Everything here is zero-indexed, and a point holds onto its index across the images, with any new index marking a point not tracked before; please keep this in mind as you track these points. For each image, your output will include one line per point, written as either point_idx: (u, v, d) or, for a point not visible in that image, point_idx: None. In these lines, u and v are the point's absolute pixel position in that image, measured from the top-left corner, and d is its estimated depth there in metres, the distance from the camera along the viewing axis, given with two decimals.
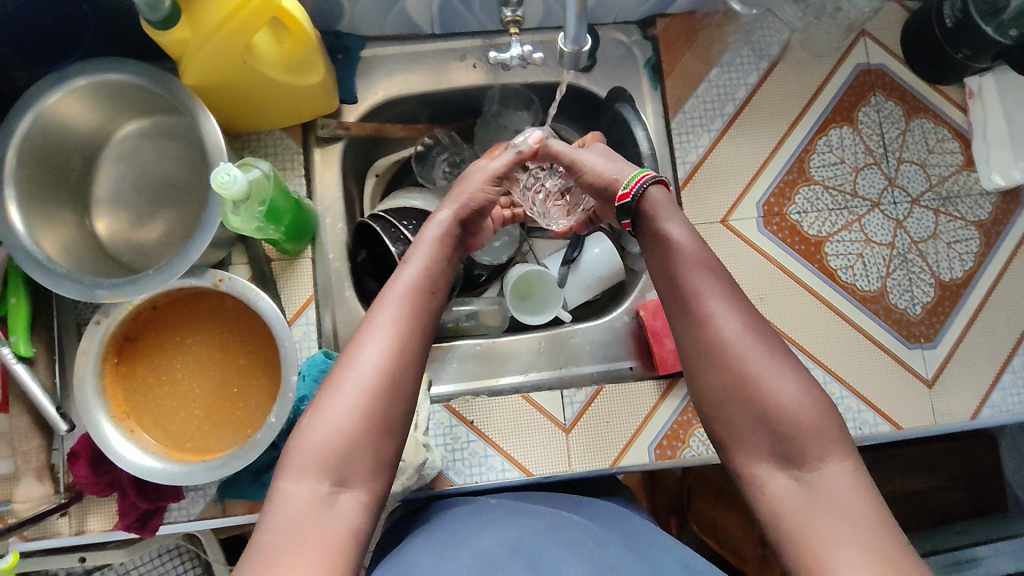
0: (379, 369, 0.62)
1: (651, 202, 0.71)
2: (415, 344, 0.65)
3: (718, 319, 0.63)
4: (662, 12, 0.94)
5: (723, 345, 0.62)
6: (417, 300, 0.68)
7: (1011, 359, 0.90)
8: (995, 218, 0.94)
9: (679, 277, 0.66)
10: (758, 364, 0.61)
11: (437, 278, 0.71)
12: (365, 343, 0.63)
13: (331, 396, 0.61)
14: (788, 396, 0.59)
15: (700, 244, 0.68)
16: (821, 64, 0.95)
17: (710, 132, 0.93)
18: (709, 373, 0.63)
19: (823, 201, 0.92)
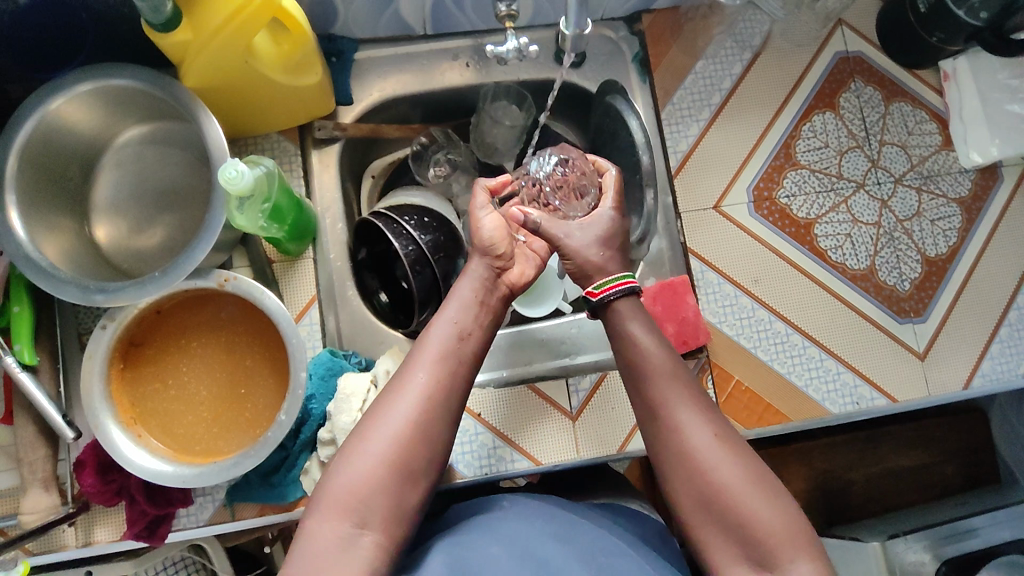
0: (409, 418, 0.58)
1: (620, 308, 0.71)
2: (452, 388, 0.61)
3: (686, 429, 0.63)
4: (647, 7, 0.97)
5: (695, 457, 0.62)
6: (456, 345, 0.64)
7: (998, 329, 0.93)
8: (975, 194, 0.97)
9: (647, 385, 0.67)
10: (732, 474, 0.61)
11: (477, 320, 0.67)
12: (397, 390, 0.60)
13: (360, 443, 0.58)
14: (759, 505, 0.59)
15: (665, 351, 0.68)
16: (802, 53, 0.98)
17: (699, 122, 0.95)
18: (680, 486, 0.63)
19: (811, 184, 0.95)
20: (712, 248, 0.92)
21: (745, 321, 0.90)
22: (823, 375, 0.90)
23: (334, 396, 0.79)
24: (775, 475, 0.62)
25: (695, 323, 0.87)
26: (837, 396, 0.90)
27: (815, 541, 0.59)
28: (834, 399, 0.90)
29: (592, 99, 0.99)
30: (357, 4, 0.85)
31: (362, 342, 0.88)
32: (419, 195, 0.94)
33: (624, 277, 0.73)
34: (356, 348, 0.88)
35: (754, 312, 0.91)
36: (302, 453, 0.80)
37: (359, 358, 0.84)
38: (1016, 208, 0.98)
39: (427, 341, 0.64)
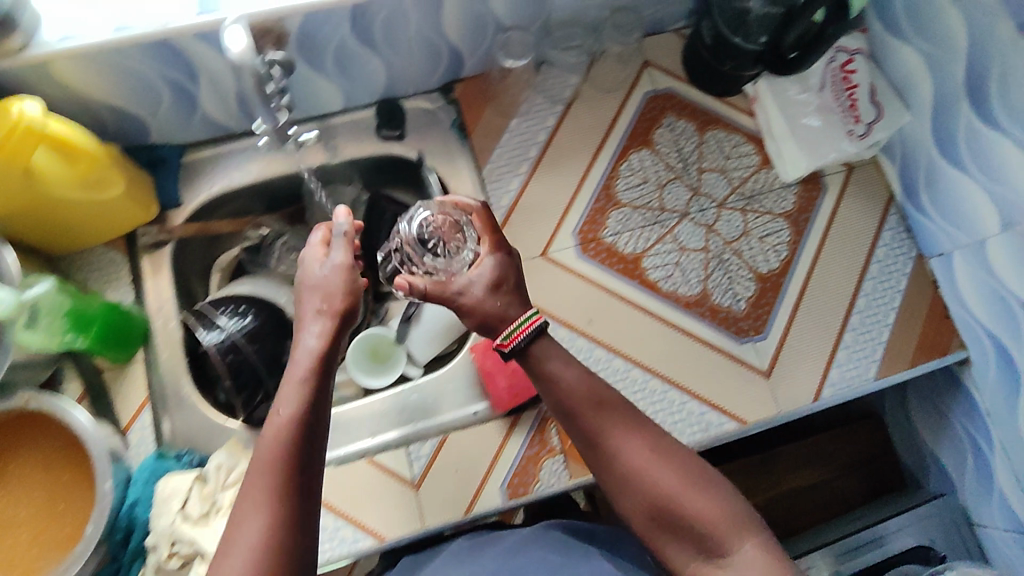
0: (263, 539, 0.56)
1: (534, 348, 0.72)
2: (293, 497, 0.58)
3: (623, 450, 0.67)
4: (457, 77, 1.01)
5: (636, 474, 0.66)
6: (288, 448, 0.59)
7: (842, 336, 0.95)
8: (799, 207, 1.00)
9: (578, 417, 0.69)
10: (671, 480, 0.65)
11: (315, 415, 0.62)
12: (246, 508, 0.57)
13: (228, 561, 0.55)
14: (702, 503, 0.64)
15: (586, 377, 0.71)
16: (612, 99, 1.02)
17: (518, 176, 0.99)
18: (628, 502, 0.67)
19: (635, 220, 0.97)
20: (544, 296, 0.93)
21: (584, 363, 0.90)
22: (667, 407, 0.89)
23: (154, 501, 0.79)
24: (711, 470, 0.67)
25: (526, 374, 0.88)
26: (685, 427, 0.89)
27: (757, 521, 0.65)
28: (682, 429, 0.89)
29: (414, 165, 1.02)
30: (163, 115, 0.88)
31: (201, 440, 0.87)
32: (249, 282, 0.96)
33: (527, 320, 0.72)
34: (193, 447, 0.86)
35: (592, 352, 0.91)
36: (133, 563, 0.79)
37: (191, 457, 0.85)
38: (843, 213, 1.00)
39: (265, 445, 0.60)
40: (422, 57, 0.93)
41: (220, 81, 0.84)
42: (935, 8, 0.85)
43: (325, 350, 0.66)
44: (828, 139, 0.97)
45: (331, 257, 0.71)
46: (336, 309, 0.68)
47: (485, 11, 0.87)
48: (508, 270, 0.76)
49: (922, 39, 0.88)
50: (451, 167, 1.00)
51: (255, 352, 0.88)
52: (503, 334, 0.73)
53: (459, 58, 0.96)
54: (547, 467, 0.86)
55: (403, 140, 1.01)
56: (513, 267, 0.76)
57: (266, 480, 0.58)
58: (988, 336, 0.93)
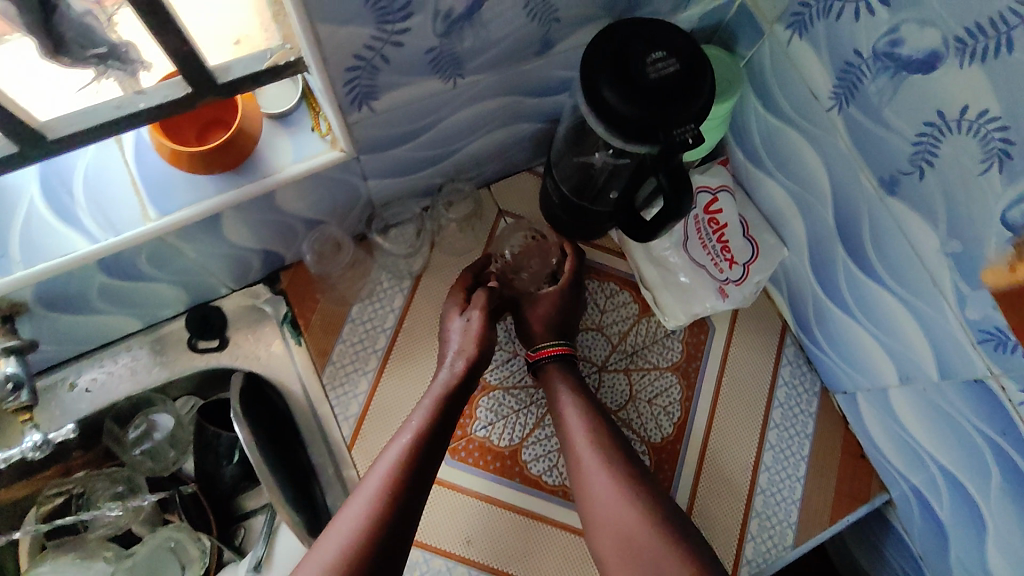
0: (358, 532, 0.66)
1: (549, 370, 0.82)
2: (399, 507, 0.69)
3: (594, 483, 0.75)
4: (281, 265, 0.87)
5: (607, 505, 0.73)
6: (412, 466, 0.71)
7: (753, 501, 0.86)
8: (688, 356, 0.90)
9: (569, 440, 0.79)
10: (632, 517, 0.72)
11: (437, 436, 0.74)
12: (352, 505, 0.69)
13: (322, 548, 0.66)
14: (659, 547, 0.69)
15: (591, 410, 0.80)
16: (466, 262, 0.90)
17: (367, 373, 0.85)
18: (598, 534, 0.73)
19: (507, 405, 0.86)
20: None
21: None
22: None
23: None
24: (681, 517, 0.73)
25: None
26: None
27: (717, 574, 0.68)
28: None
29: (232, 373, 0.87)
30: None
31: None
32: (49, 568, 0.79)
33: (562, 344, 0.83)
34: None
35: None
36: None
37: None
38: (736, 355, 0.91)
39: (387, 460, 0.72)
40: (226, 265, 0.79)
41: None
42: (790, 145, 0.76)
43: (459, 394, 0.77)
44: (698, 294, 0.87)
45: (451, 320, 0.83)
46: (470, 355, 0.79)
47: (286, 215, 0.74)
48: (567, 305, 0.85)
49: (784, 175, 0.79)
50: (288, 371, 0.86)
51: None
52: (536, 347, 0.83)
53: (273, 255, 0.82)
54: None
55: (225, 349, 0.86)
56: (572, 302, 0.86)
57: (365, 496, 0.69)
58: (905, 481, 0.84)
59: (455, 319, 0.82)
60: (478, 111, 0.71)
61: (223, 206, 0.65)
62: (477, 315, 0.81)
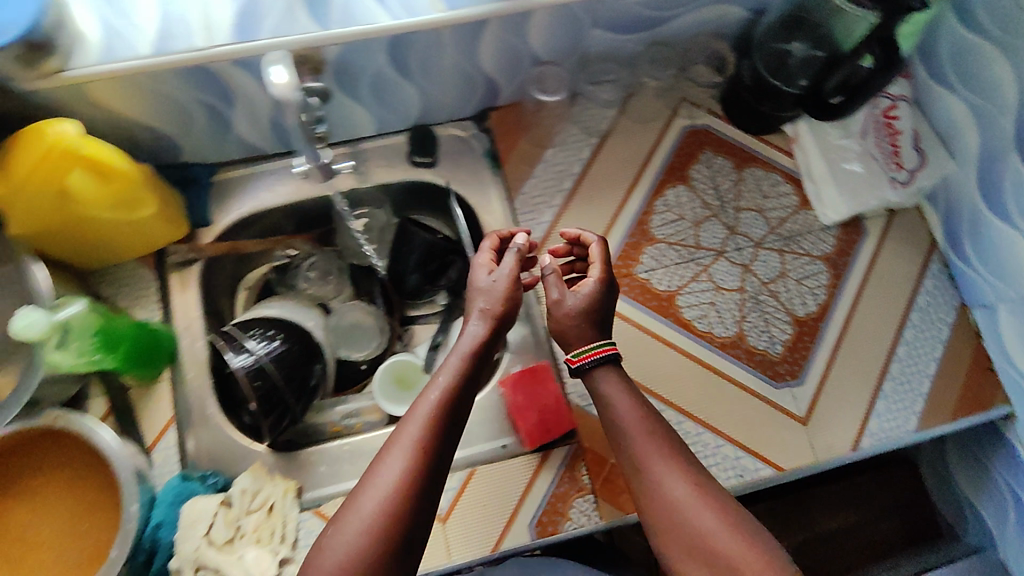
0: (393, 497, 0.60)
1: (597, 373, 0.74)
2: (433, 454, 0.63)
3: (664, 480, 0.67)
4: (492, 105, 1.00)
5: (676, 507, 0.65)
6: (446, 411, 0.66)
7: (882, 384, 0.92)
8: (839, 249, 0.97)
9: (631, 439, 0.70)
10: (709, 521, 0.64)
11: (464, 391, 0.68)
12: (385, 463, 0.62)
13: (352, 514, 0.61)
14: (739, 555, 0.62)
15: (645, 407, 0.72)
16: (649, 130, 1.01)
17: (552, 207, 0.98)
18: (667, 535, 0.65)
19: (668, 257, 0.95)
20: (577, 330, 0.92)
21: None
22: (701, 450, 0.88)
23: (179, 524, 0.78)
24: (758, 525, 0.65)
25: (557, 409, 0.89)
26: (719, 471, 0.87)
27: None
28: (716, 474, 0.87)
29: (448, 195, 1.01)
30: (196, 136, 0.88)
31: (225, 462, 0.86)
32: (279, 302, 0.95)
33: (604, 345, 0.75)
34: (218, 468, 0.86)
35: None
36: None
37: (216, 479, 0.84)
38: (885, 257, 0.98)
39: (415, 416, 0.65)
40: (458, 86, 0.92)
41: (255, 105, 0.84)
42: (983, 60, 0.85)
43: (487, 349, 0.72)
44: (870, 185, 0.96)
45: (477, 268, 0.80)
46: (495, 312, 0.74)
47: (524, 45, 0.87)
48: (603, 304, 0.78)
49: (969, 89, 0.88)
50: (483, 194, 0.99)
51: (278, 371, 0.86)
52: (574, 353, 0.76)
53: (494, 89, 0.95)
54: (575, 506, 0.86)
55: (434, 167, 1.00)
56: (599, 299, 0.78)
57: (398, 458, 0.62)
58: None
59: (482, 276, 0.77)
60: None
61: (492, 15, 0.78)
62: (506, 274, 0.77)
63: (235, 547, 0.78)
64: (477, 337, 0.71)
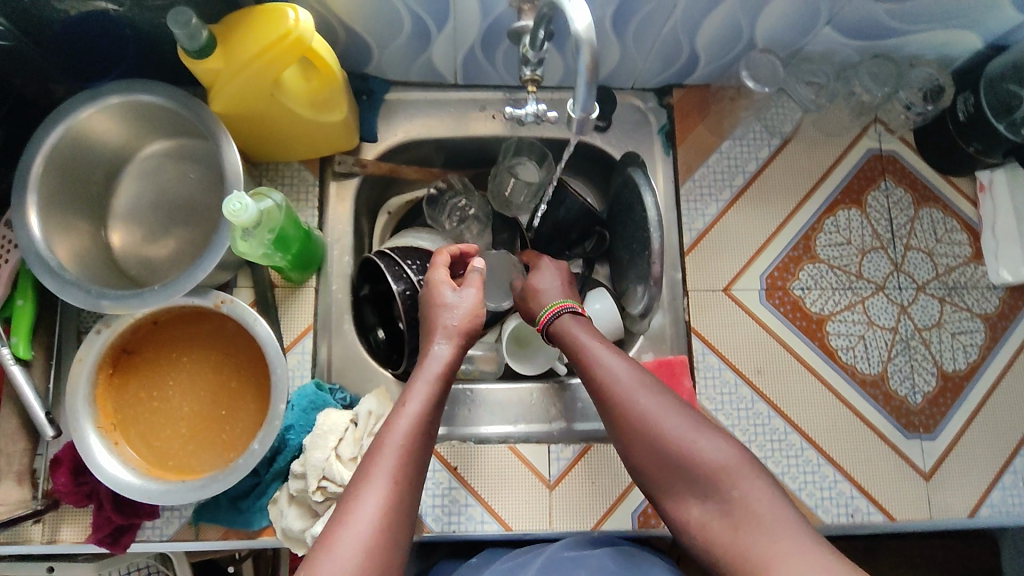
0: (379, 514, 0.59)
1: (564, 322, 0.79)
2: (409, 474, 0.63)
3: (630, 398, 0.68)
4: (679, 82, 0.96)
5: (642, 418, 0.66)
6: (421, 439, 0.66)
7: (1013, 459, 0.89)
8: (1002, 312, 0.93)
9: (590, 372, 0.72)
10: (673, 424, 0.65)
11: (432, 417, 0.68)
12: (366, 488, 0.60)
13: (341, 526, 0.58)
14: (699, 442, 0.63)
15: (604, 343, 0.74)
16: (833, 144, 0.95)
17: (718, 201, 0.93)
18: (634, 445, 0.67)
19: (827, 279, 0.92)
20: (717, 331, 0.90)
21: (743, 413, 0.88)
22: (818, 481, 0.86)
23: (311, 431, 0.79)
24: (717, 426, 0.66)
25: None
26: (831, 505, 0.86)
27: (764, 470, 0.62)
28: (828, 507, 0.86)
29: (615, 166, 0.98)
30: (392, 49, 0.86)
31: (350, 378, 0.89)
32: (426, 231, 0.95)
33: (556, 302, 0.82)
34: (343, 383, 0.88)
35: (753, 405, 0.88)
36: (273, 482, 0.81)
37: (344, 395, 0.85)
38: None
39: (390, 439, 0.64)
40: (658, 56, 0.89)
41: (463, 32, 0.82)
42: None
43: (453, 372, 0.73)
44: None
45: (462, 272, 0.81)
46: (461, 331, 0.76)
47: (746, 27, 0.82)
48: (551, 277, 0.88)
49: None
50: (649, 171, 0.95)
51: None
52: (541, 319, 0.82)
53: (692, 66, 0.91)
54: None
55: (605, 132, 0.96)
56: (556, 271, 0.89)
57: (381, 481, 0.61)
58: None
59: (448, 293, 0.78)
60: None
61: None
62: (473, 289, 0.78)
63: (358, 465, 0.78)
64: (446, 362, 0.72)
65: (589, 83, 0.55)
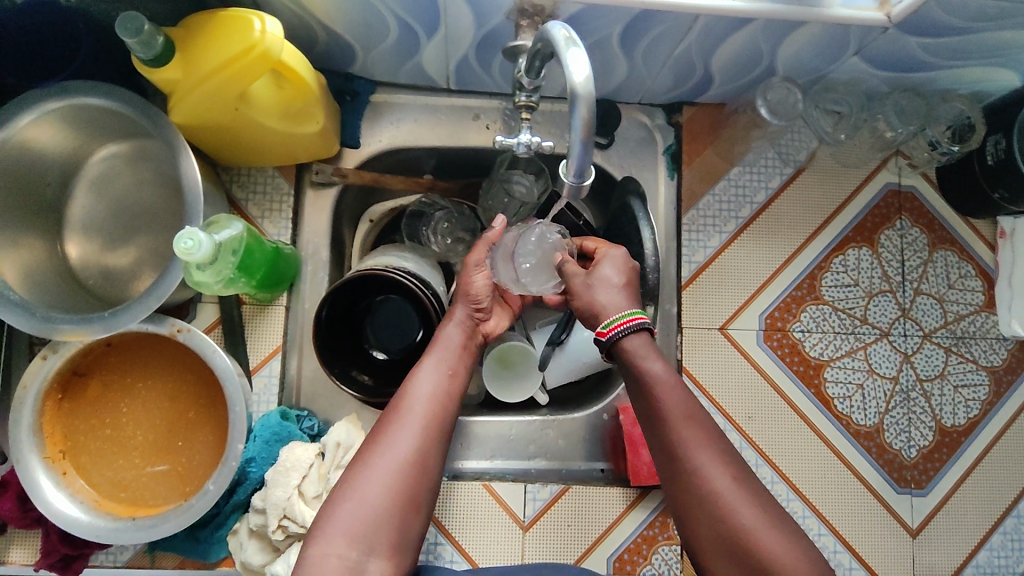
0: (410, 457, 0.60)
1: (630, 345, 0.67)
2: (440, 438, 0.63)
3: (705, 472, 0.58)
4: (690, 100, 0.89)
5: (713, 497, 0.57)
6: (446, 385, 0.67)
7: (1004, 519, 0.86)
8: (1009, 366, 0.89)
9: (663, 424, 0.62)
10: (748, 518, 0.56)
11: (455, 378, 0.69)
12: (396, 433, 0.61)
13: (367, 471, 0.59)
14: (778, 552, 0.54)
15: (680, 388, 0.63)
16: (850, 176, 0.89)
17: (722, 233, 0.88)
18: (695, 524, 0.59)
19: (830, 322, 0.87)
20: (710, 373, 0.85)
21: None
22: None
23: (274, 465, 0.75)
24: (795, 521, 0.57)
25: None
26: None
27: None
28: None
29: (614, 186, 0.91)
30: (378, 52, 0.78)
31: (321, 403, 0.84)
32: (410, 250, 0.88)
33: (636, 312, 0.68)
34: (312, 409, 0.84)
35: (742, 452, 0.84)
36: (232, 514, 0.77)
37: (311, 424, 0.81)
38: None
39: (421, 389, 0.66)
40: (671, 75, 0.81)
41: (454, 40, 0.74)
42: None
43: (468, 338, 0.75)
44: None
45: (474, 272, 0.77)
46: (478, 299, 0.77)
47: (770, 51, 0.74)
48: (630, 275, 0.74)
49: None
50: (651, 195, 0.89)
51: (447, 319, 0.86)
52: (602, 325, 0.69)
53: (706, 86, 0.84)
54: (660, 552, 0.82)
55: (606, 150, 0.89)
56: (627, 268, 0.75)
57: (411, 426, 0.62)
58: None
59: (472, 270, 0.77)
60: (1016, 36, 0.69)
61: (764, 16, 0.64)
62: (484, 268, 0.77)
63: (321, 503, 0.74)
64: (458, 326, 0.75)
65: (584, 138, 0.48)
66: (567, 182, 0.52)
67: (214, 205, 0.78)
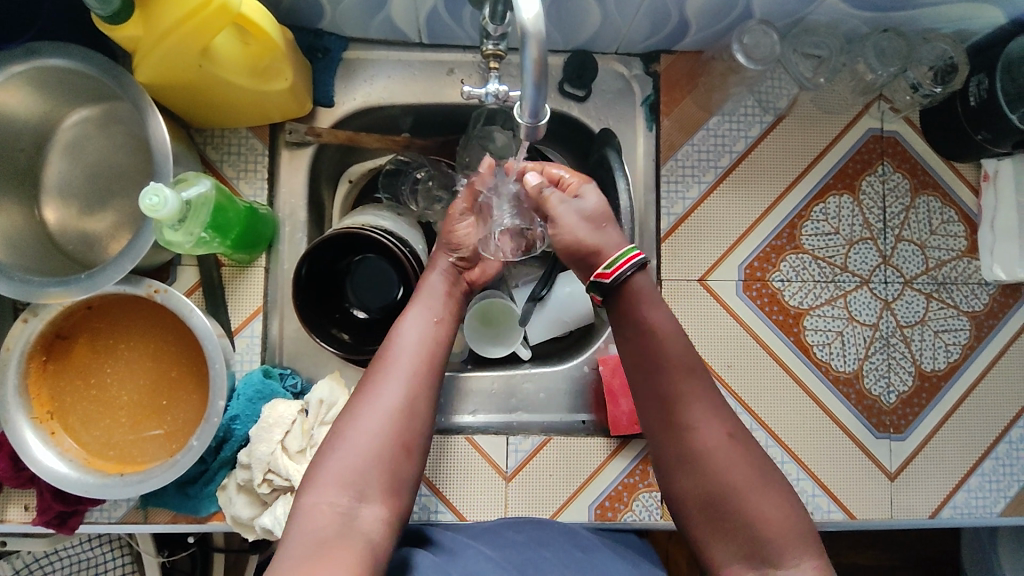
0: (397, 407, 0.63)
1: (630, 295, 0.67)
2: (427, 384, 0.66)
3: (699, 428, 0.63)
4: (668, 48, 0.87)
5: (703, 451, 0.62)
6: (435, 329, 0.71)
7: (983, 461, 0.87)
8: (990, 310, 0.89)
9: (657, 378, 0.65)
10: (734, 474, 0.61)
11: (441, 328, 0.71)
12: (384, 385, 0.65)
13: (354, 423, 0.62)
14: (757, 501, 0.60)
15: (683, 341, 0.65)
16: (831, 122, 0.88)
17: (701, 183, 0.87)
18: (681, 476, 0.63)
19: (810, 271, 0.87)
20: (690, 325, 0.86)
21: None
22: None
23: (257, 422, 0.77)
24: (777, 473, 0.62)
25: None
26: None
27: (816, 542, 0.59)
28: None
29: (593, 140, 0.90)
30: (345, 5, 0.77)
31: (304, 361, 0.85)
32: (387, 208, 0.89)
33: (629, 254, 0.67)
34: (295, 367, 0.85)
35: None
36: (220, 470, 0.78)
37: (295, 382, 0.83)
38: None
39: (407, 339, 0.69)
40: (646, 22, 0.79)
41: None
42: None
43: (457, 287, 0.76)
44: None
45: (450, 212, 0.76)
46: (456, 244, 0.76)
47: None
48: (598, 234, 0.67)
49: None
50: (629, 146, 0.88)
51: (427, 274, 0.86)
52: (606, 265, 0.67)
53: (683, 32, 0.82)
54: (640, 499, 0.84)
55: (583, 102, 0.89)
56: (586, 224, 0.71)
57: (396, 377, 0.65)
58: None
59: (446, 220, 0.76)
60: None
61: None
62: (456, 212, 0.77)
63: (305, 458, 0.75)
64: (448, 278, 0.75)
65: (537, 84, 0.48)
66: (523, 124, 0.52)
67: (187, 167, 0.78)
